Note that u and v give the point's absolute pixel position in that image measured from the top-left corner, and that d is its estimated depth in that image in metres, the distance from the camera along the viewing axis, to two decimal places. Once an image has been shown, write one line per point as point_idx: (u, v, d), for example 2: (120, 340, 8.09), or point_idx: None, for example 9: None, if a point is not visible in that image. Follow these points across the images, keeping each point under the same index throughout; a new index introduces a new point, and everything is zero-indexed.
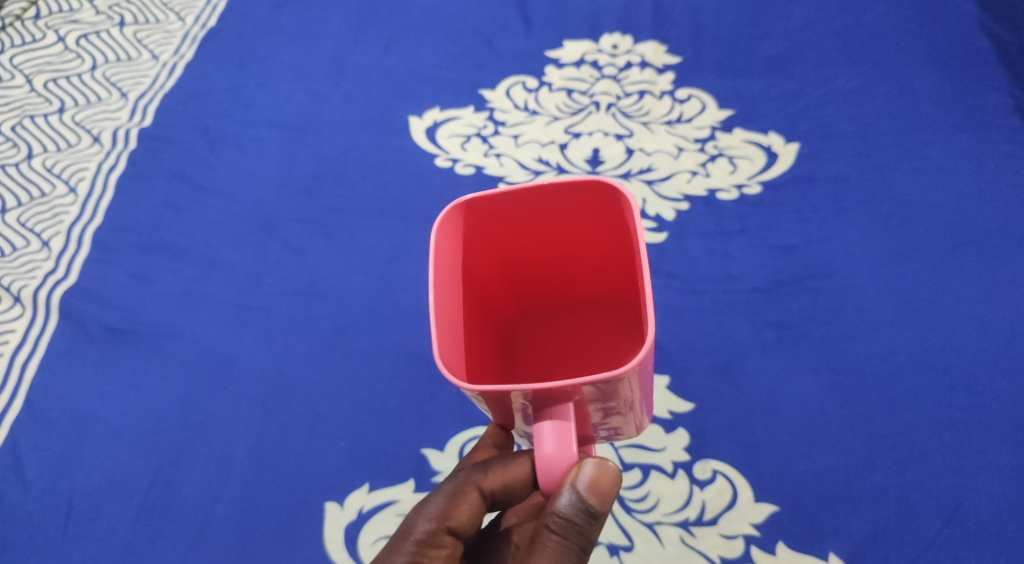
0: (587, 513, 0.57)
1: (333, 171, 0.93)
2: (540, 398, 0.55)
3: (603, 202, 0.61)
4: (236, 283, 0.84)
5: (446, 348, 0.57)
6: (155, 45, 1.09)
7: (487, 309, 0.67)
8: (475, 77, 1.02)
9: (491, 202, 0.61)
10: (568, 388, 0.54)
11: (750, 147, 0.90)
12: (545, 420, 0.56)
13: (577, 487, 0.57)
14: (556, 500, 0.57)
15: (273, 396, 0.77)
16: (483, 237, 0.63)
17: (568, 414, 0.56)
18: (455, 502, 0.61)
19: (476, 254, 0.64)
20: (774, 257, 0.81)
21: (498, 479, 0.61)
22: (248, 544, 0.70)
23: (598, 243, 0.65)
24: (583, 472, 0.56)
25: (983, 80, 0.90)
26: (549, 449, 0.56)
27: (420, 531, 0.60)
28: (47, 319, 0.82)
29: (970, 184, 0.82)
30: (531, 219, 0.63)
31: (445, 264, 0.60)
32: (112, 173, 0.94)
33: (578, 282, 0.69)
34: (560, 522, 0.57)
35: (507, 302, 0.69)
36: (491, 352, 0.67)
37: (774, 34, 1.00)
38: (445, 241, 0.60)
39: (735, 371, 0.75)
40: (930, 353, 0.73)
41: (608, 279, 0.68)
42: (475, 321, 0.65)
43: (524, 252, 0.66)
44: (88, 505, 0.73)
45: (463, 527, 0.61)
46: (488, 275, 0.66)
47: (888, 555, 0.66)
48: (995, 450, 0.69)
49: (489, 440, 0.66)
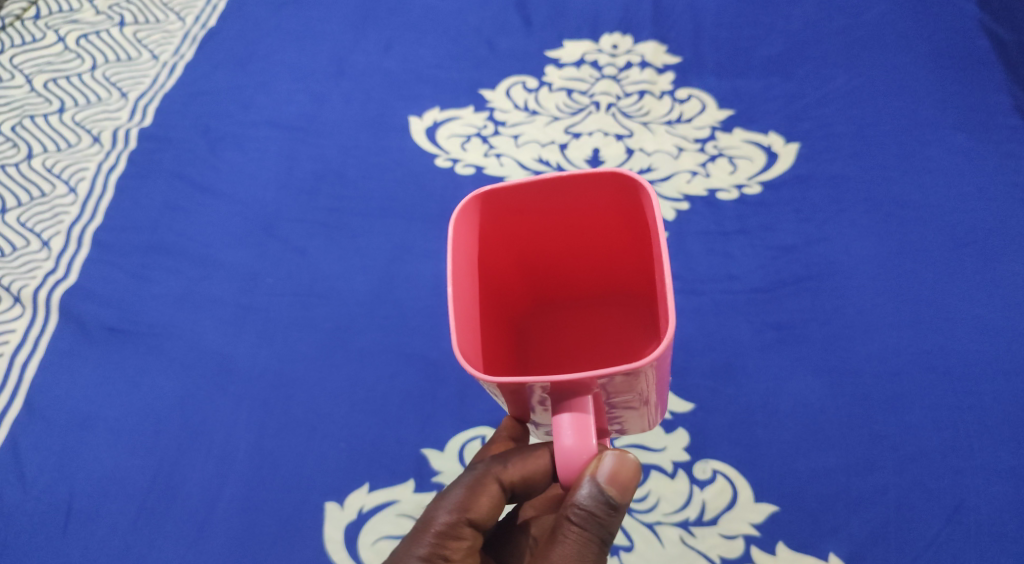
0: (608, 504, 0.57)
1: (333, 171, 0.93)
2: (558, 390, 0.55)
3: (622, 195, 0.61)
4: (236, 283, 0.84)
5: (464, 341, 0.58)
6: (155, 45, 1.09)
7: (501, 302, 0.68)
8: (475, 77, 1.02)
9: (509, 195, 0.61)
10: (586, 381, 0.54)
11: (750, 147, 0.90)
12: (564, 412, 0.57)
13: (597, 479, 0.56)
14: (575, 492, 0.57)
15: (273, 397, 0.77)
16: (499, 230, 0.64)
17: (586, 406, 0.56)
18: (475, 494, 0.61)
19: (492, 246, 0.64)
20: (773, 258, 0.81)
21: (518, 471, 0.61)
22: (249, 544, 0.70)
23: (613, 236, 0.65)
24: (603, 464, 0.57)
25: (983, 80, 0.90)
26: (569, 440, 0.57)
27: (441, 522, 0.60)
28: (47, 319, 0.82)
29: (970, 184, 0.82)
30: (547, 213, 0.63)
31: (463, 256, 0.60)
32: (113, 173, 0.94)
33: (594, 276, 0.69)
34: (581, 513, 0.57)
35: (521, 296, 0.69)
36: (505, 346, 0.67)
37: (774, 34, 1.00)
38: (462, 234, 0.60)
39: (735, 371, 0.75)
40: (930, 354, 0.73)
41: (623, 273, 0.68)
42: (491, 313, 0.66)
43: (540, 245, 0.66)
44: (88, 506, 0.73)
45: (483, 518, 0.61)
46: (503, 268, 0.66)
47: (888, 555, 0.66)
48: (995, 450, 0.69)
49: (506, 432, 0.67)
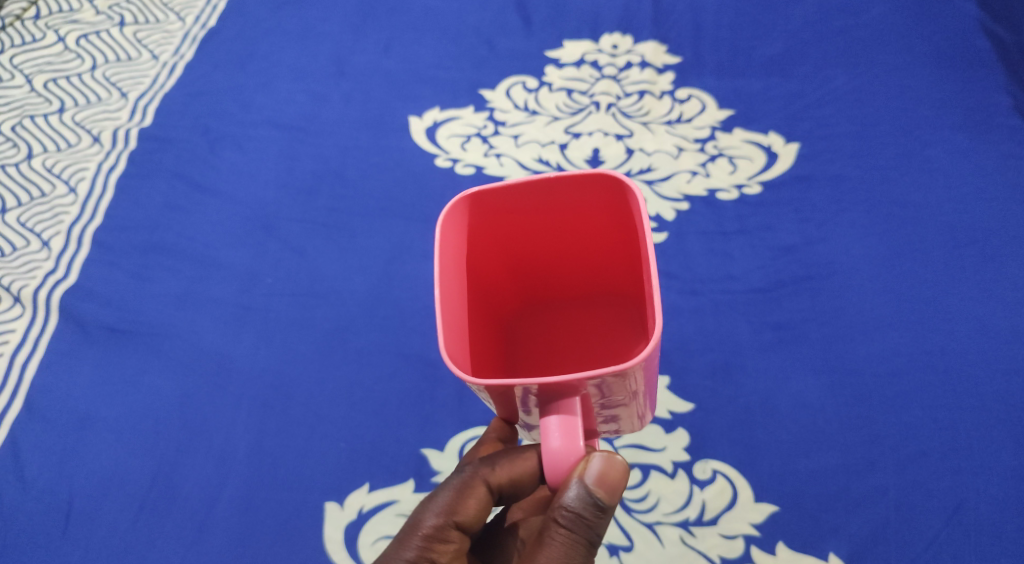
0: (595, 506, 0.57)
1: (333, 171, 0.93)
2: (547, 392, 0.55)
3: (610, 195, 0.61)
4: (236, 283, 0.84)
5: (452, 343, 0.58)
6: (155, 45, 1.09)
7: (491, 303, 0.68)
8: (475, 77, 1.02)
9: (495, 197, 0.61)
10: (575, 383, 0.54)
11: (750, 147, 0.90)
12: (551, 415, 0.57)
13: (585, 481, 0.56)
14: (563, 494, 0.57)
15: (273, 397, 0.77)
16: (486, 232, 0.64)
17: (574, 408, 0.56)
18: (463, 497, 0.61)
19: (479, 247, 0.64)
20: (773, 258, 0.81)
21: (506, 474, 0.61)
22: (249, 544, 0.70)
23: (602, 235, 0.65)
24: (591, 466, 0.56)
25: (983, 80, 0.90)
26: (556, 442, 0.57)
27: (428, 525, 0.60)
28: (47, 319, 0.82)
29: (970, 184, 0.82)
30: (535, 213, 0.63)
31: (449, 259, 0.60)
32: (113, 173, 0.94)
33: (582, 276, 0.69)
34: (568, 516, 0.57)
35: (510, 297, 0.69)
36: (494, 347, 0.67)
37: (774, 34, 1.00)
38: (450, 235, 0.60)
39: (735, 371, 0.75)
40: (930, 354, 0.73)
41: (612, 274, 0.68)
42: (479, 314, 0.65)
43: (528, 246, 0.66)
44: (88, 506, 0.73)
45: (470, 521, 0.61)
46: (491, 270, 0.66)
47: (888, 555, 0.66)
48: (995, 450, 0.69)
49: (494, 434, 0.67)
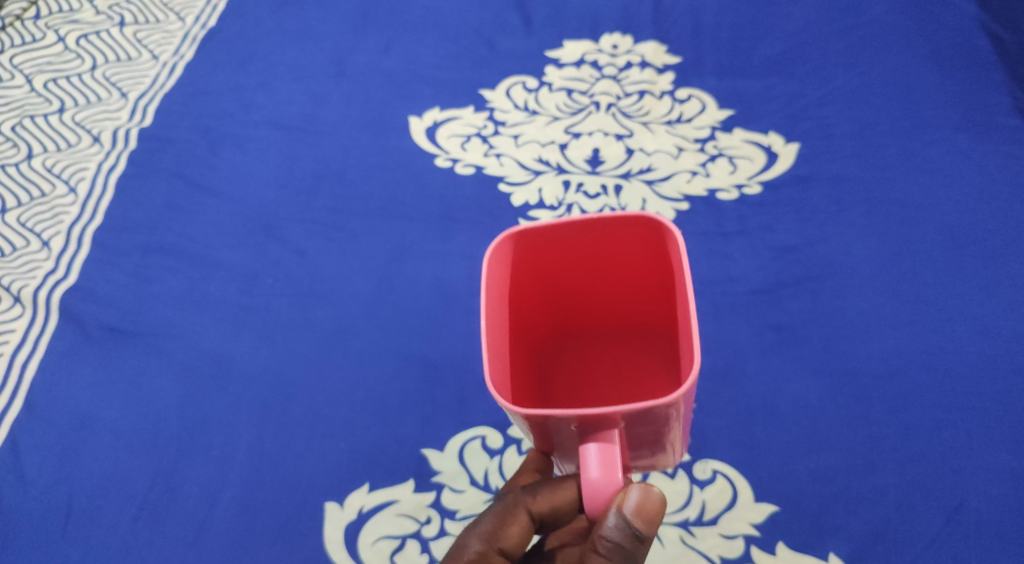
0: (634, 537, 0.57)
1: (333, 171, 0.93)
2: (585, 423, 0.55)
3: (650, 234, 0.61)
4: (236, 283, 0.84)
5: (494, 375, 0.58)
6: (155, 45, 1.09)
7: (529, 337, 0.67)
8: (475, 77, 1.02)
9: (541, 233, 0.61)
10: (613, 417, 0.54)
11: (750, 147, 0.90)
12: (590, 443, 0.57)
13: (623, 512, 0.56)
14: (602, 524, 0.57)
15: (273, 397, 0.77)
16: (530, 266, 0.64)
17: (612, 438, 0.56)
18: (505, 523, 0.61)
19: (520, 281, 0.64)
20: (773, 258, 0.81)
21: (547, 502, 0.61)
22: (249, 544, 0.70)
23: (642, 274, 0.65)
24: (629, 497, 0.56)
25: (983, 80, 0.91)
26: (595, 473, 0.57)
27: (471, 551, 0.60)
28: (47, 319, 0.82)
29: (971, 184, 0.82)
30: (576, 248, 0.63)
31: (494, 293, 0.60)
32: (112, 173, 0.94)
33: (620, 311, 0.68)
34: (608, 545, 0.57)
35: (547, 331, 0.69)
36: (531, 381, 0.67)
37: (774, 35, 1.01)
38: (495, 269, 0.60)
39: (735, 372, 0.75)
40: (930, 354, 0.73)
41: (651, 310, 0.67)
42: (519, 346, 0.65)
43: (568, 280, 0.65)
44: (89, 506, 0.72)
45: (513, 548, 0.61)
46: (530, 303, 0.66)
47: (888, 555, 0.66)
48: (995, 451, 0.68)
49: (532, 464, 0.67)
